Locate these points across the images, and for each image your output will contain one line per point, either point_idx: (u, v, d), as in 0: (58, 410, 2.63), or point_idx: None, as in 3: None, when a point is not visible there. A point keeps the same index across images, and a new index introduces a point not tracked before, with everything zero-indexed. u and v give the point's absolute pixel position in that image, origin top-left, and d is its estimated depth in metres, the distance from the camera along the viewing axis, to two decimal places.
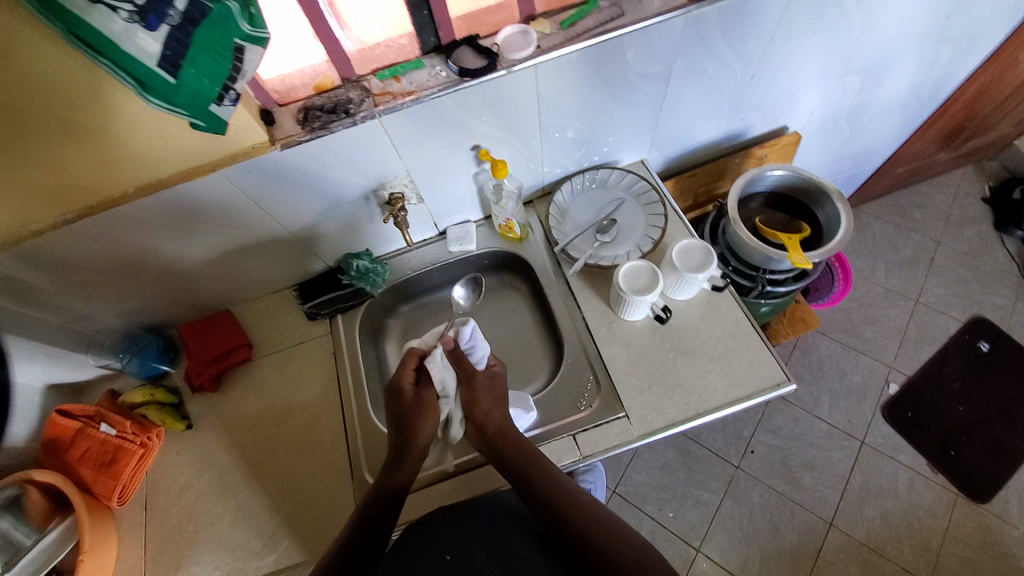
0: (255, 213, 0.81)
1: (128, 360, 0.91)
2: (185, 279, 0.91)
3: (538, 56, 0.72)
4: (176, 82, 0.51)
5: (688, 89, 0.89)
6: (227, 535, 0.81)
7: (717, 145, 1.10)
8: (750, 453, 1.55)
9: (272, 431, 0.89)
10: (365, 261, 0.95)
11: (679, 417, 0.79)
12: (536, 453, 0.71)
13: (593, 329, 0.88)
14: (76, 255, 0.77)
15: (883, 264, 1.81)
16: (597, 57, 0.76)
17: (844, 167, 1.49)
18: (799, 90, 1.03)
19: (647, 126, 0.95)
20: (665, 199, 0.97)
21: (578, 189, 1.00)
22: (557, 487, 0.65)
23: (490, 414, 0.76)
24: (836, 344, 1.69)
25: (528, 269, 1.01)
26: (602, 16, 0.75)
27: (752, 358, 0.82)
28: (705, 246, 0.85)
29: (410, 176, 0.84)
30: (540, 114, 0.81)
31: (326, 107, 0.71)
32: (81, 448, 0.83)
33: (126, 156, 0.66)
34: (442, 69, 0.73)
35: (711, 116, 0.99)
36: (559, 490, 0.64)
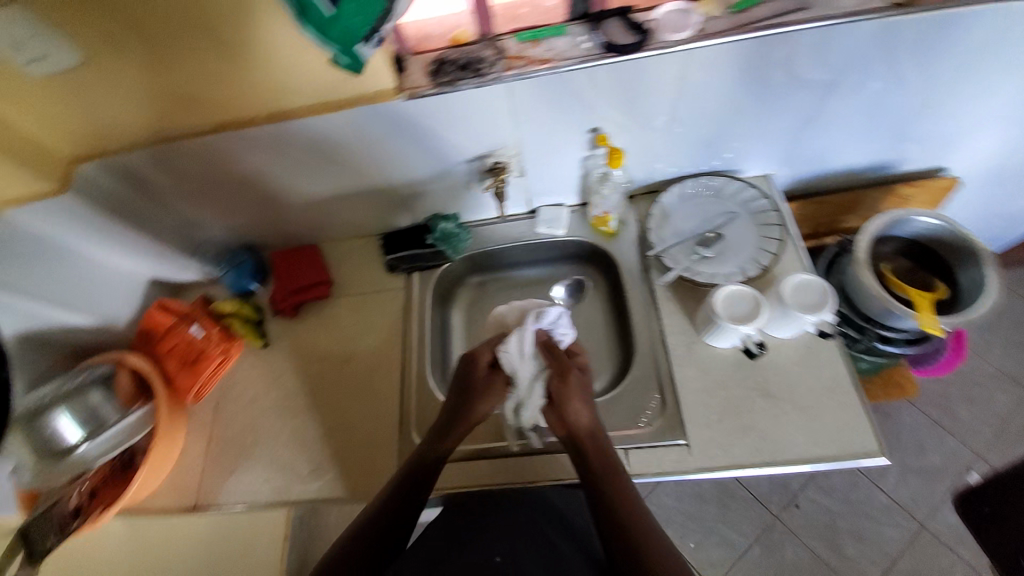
0: (363, 157, 0.81)
1: (225, 273, 0.99)
2: (284, 208, 0.94)
3: (694, 42, 0.65)
4: (332, 15, 0.52)
5: (848, 106, 0.78)
6: (278, 454, 0.86)
7: (857, 175, 0.97)
8: (794, 507, 1.44)
9: (335, 369, 0.92)
10: (451, 225, 0.94)
11: (747, 461, 0.73)
12: (608, 450, 0.68)
13: (672, 345, 0.82)
14: (197, 165, 0.82)
15: (1001, 342, 1.57)
16: (757, 53, 0.68)
17: (992, 227, 1.28)
18: (980, 130, 0.87)
19: (785, 140, 0.85)
20: (785, 224, 0.87)
21: (689, 194, 0.91)
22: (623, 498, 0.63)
23: (576, 416, 0.70)
24: (922, 417, 1.50)
25: (611, 266, 0.95)
26: (778, 8, 0.67)
27: (844, 419, 0.73)
28: (824, 286, 0.75)
29: (519, 149, 0.81)
30: (675, 105, 0.75)
31: (458, 63, 0.68)
32: (169, 344, 0.89)
33: (263, 80, 0.68)
34: (585, 39, 0.67)
35: (863, 141, 0.87)
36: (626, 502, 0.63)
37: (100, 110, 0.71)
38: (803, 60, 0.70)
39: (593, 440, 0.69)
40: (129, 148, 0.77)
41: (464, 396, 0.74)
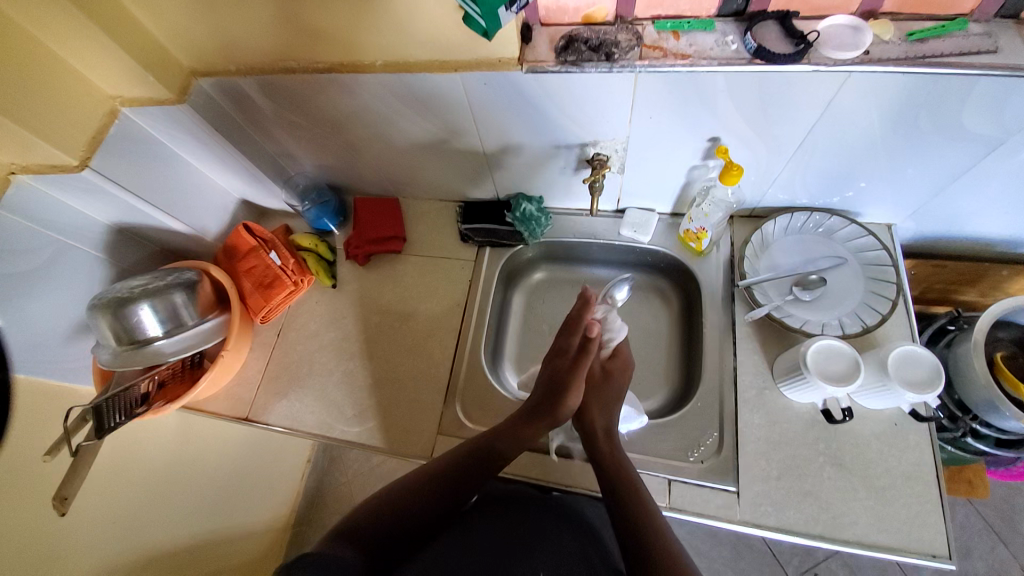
0: (467, 120, 0.79)
1: (308, 208, 1.00)
2: (375, 158, 0.95)
3: (861, 64, 0.57)
4: None
5: (1013, 170, 0.68)
6: (328, 392, 0.90)
7: (992, 246, 0.86)
8: (812, 574, 1.35)
9: (393, 324, 0.94)
10: (532, 208, 0.92)
11: (799, 526, 0.68)
12: (624, 459, 0.70)
13: (739, 384, 0.78)
14: (305, 101, 0.83)
15: None
16: (930, 91, 0.59)
17: None
18: None
19: (924, 191, 0.75)
20: (902, 283, 0.78)
21: (795, 228, 0.85)
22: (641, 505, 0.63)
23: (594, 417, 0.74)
24: (978, 519, 1.37)
25: (692, 286, 0.91)
26: (966, 43, 0.57)
27: (919, 513, 0.67)
28: (936, 363, 0.67)
29: (626, 144, 0.77)
30: (812, 127, 0.67)
31: (590, 43, 0.64)
32: (250, 264, 0.94)
33: (387, 29, 0.67)
34: (733, 41, 0.61)
35: (1017, 210, 0.76)
36: (645, 512, 0.62)
37: (230, 31, 0.72)
38: (975, 109, 0.60)
39: (612, 448, 0.71)
40: (247, 72, 0.79)
41: (550, 396, 0.75)
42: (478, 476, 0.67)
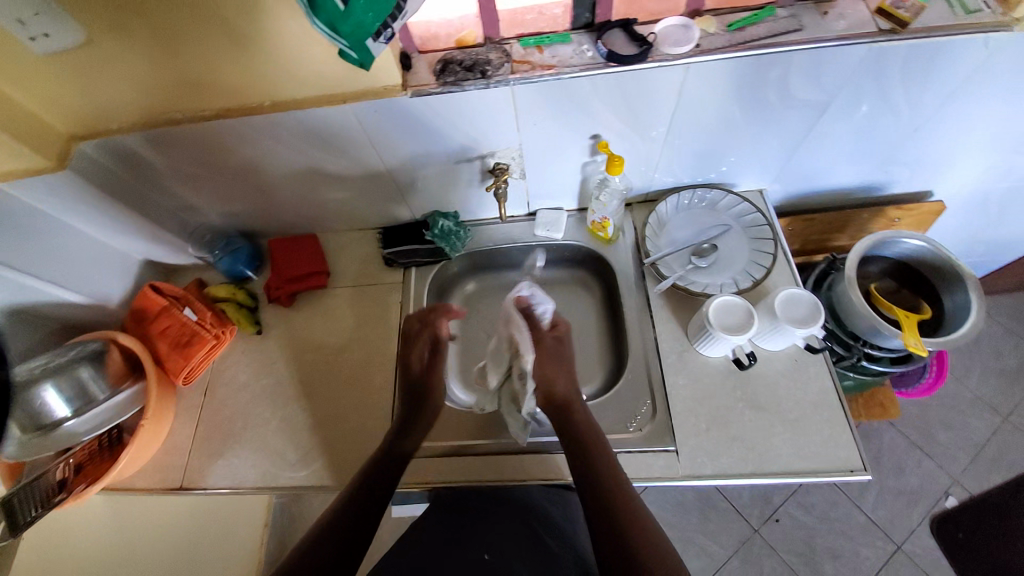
0: (366, 149, 0.82)
1: (219, 257, 0.98)
2: (284, 197, 0.95)
3: (694, 56, 0.67)
4: (345, 8, 0.49)
5: (837, 128, 0.81)
6: (269, 440, 0.87)
7: (848, 195, 0.99)
8: (773, 521, 1.45)
9: (328, 359, 0.93)
10: (449, 223, 0.95)
11: (734, 469, 0.74)
12: (604, 445, 0.70)
13: (662, 352, 0.84)
14: (199, 151, 0.82)
15: (979, 367, 1.61)
16: (755, 72, 0.70)
17: (975, 253, 1.31)
18: (961, 156, 0.90)
19: (778, 156, 0.87)
20: (778, 237, 0.89)
21: (684, 205, 0.94)
22: (624, 504, 0.63)
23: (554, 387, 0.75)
24: (901, 439, 1.53)
25: (608, 272, 0.98)
26: (775, 27, 0.68)
27: (829, 434, 0.75)
28: (813, 300, 0.77)
29: (520, 151, 0.83)
30: (674, 114, 0.76)
31: (465, 64, 0.70)
32: (162, 325, 0.89)
33: (272, 71, 0.70)
34: (589, 48, 0.70)
35: (855, 160, 0.89)
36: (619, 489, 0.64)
37: (104, 90, 0.71)
38: (796, 81, 0.72)
39: (595, 440, 0.70)
40: (131, 129, 0.77)
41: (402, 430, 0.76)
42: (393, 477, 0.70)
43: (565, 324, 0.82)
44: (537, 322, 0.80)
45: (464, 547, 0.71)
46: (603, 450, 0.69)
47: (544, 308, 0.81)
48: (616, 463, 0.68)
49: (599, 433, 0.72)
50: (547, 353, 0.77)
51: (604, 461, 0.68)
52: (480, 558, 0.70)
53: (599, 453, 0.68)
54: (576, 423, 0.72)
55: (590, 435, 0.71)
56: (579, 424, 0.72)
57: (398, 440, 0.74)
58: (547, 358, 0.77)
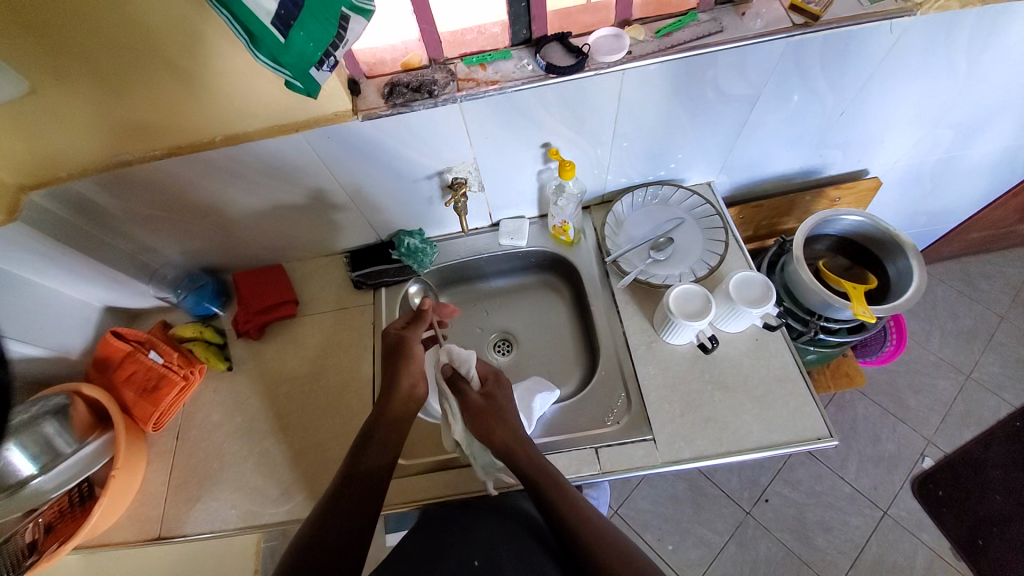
0: (324, 175, 0.83)
1: (184, 296, 0.97)
2: (245, 229, 0.94)
3: (627, 62, 0.71)
4: (285, 42, 0.51)
5: (769, 118, 0.86)
6: (249, 476, 0.85)
7: (790, 180, 1.05)
8: (764, 501, 1.49)
9: (305, 387, 0.93)
10: (416, 241, 0.97)
11: (710, 451, 0.77)
12: (557, 474, 0.70)
13: (631, 346, 0.87)
14: (153, 191, 0.82)
15: (938, 331, 1.70)
16: (685, 73, 0.74)
17: (917, 223, 1.40)
18: (886, 135, 0.97)
19: (720, 149, 0.92)
20: (728, 226, 0.94)
21: (639, 203, 0.98)
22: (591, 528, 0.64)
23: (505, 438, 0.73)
24: (874, 407, 1.60)
25: (574, 274, 1.01)
26: (699, 30, 0.73)
27: (795, 407, 0.79)
28: (765, 281, 0.82)
29: (475, 164, 0.86)
30: (617, 118, 0.80)
31: (411, 85, 0.73)
32: (127, 371, 0.87)
33: (221, 106, 0.71)
34: (529, 62, 0.74)
35: (790, 147, 0.95)
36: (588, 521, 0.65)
37: (50, 138, 0.71)
38: (725, 78, 0.76)
39: (551, 478, 0.68)
40: (82, 176, 0.77)
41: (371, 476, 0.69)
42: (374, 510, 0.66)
43: (493, 373, 0.81)
44: (461, 386, 0.78)
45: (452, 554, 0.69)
46: (557, 483, 0.68)
47: (469, 371, 0.79)
48: (573, 491, 0.68)
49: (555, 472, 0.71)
50: (478, 414, 0.75)
51: (561, 494, 0.67)
52: (469, 565, 0.69)
53: (554, 488, 0.67)
54: (524, 465, 0.70)
55: (541, 472, 0.69)
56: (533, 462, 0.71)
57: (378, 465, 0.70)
58: (483, 418, 0.75)
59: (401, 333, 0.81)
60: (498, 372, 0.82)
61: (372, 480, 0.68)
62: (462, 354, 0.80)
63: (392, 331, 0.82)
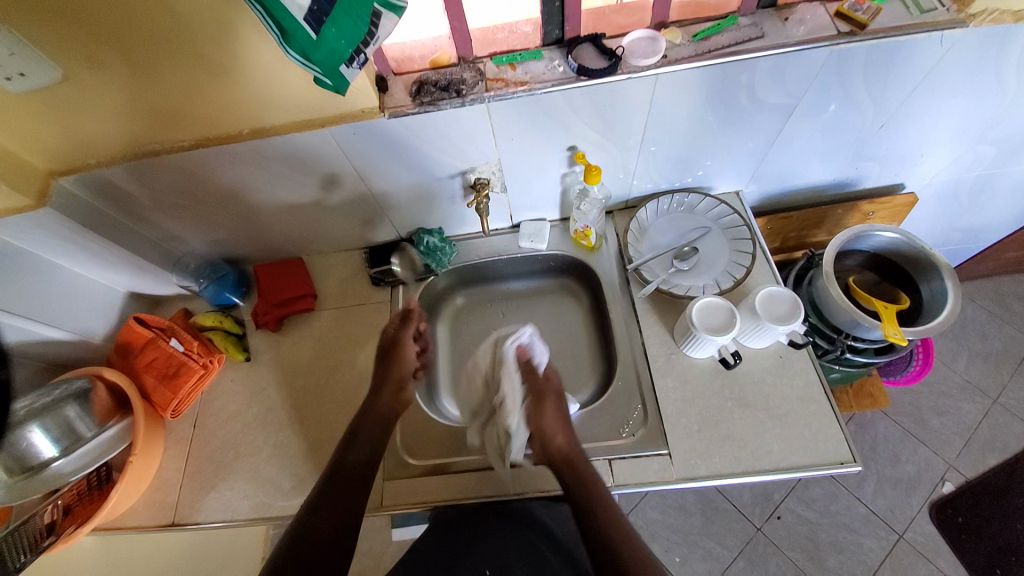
0: (348, 171, 0.83)
1: (205, 286, 0.97)
2: (267, 221, 0.95)
3: (662, 67, 0.69)
4: (316, 38, 0.50)
5: (805, 127, 0.83)
6: (261, 468, 0.86)
7: (823, 191, 1.02)
8: (776, 518, 1.45)
9: (319, 382, 0.93)
10: (435, 239, 0.97)
11: (726, 469, 0.75)
12: (591, 470, 0.69)
13: (650, 357, 0.85)
14: (179, 181, 0.83)
15: (966, 352, 1.64)
16: (722, 78, 0.72)
17: (952, 240, 1.35)
18: (928, 149, 0.93)
19: (752, 158, 0.89)
20: (756, 237, 0.91)
21: (664, 210, 0.96)
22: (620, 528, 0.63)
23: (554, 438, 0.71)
24: (895, 427, 1.55)
25: (593, 280, 0.99)
26: (738, 35, 0.70)
27: (818, 428, 0.77)
28: (793, 297, 0.79)
29: (500, 165, 0.84)
30: (647, 123, 0.78)
31: (439, 84, 0.71)
32: (148, 357, 0.89)
33: (249, 99, 0.71)
34: (560, 64, 0.72)
35: (826, 159, 0.92)
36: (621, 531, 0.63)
37: (82, 127, 0.72)
38: (763, 85, 0.74)
39: (591, 489, 0.67)
40: (112, 164, 0.78)
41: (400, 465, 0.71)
42: None
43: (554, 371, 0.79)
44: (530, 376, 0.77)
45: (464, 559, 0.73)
46: (592, 483, 0.68)
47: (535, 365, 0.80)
48: (606, 492, 0.67)
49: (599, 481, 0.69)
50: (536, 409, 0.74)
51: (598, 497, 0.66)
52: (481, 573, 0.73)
53: (589, 489, 0.67)
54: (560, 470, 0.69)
55: (575, 469, 0.69)
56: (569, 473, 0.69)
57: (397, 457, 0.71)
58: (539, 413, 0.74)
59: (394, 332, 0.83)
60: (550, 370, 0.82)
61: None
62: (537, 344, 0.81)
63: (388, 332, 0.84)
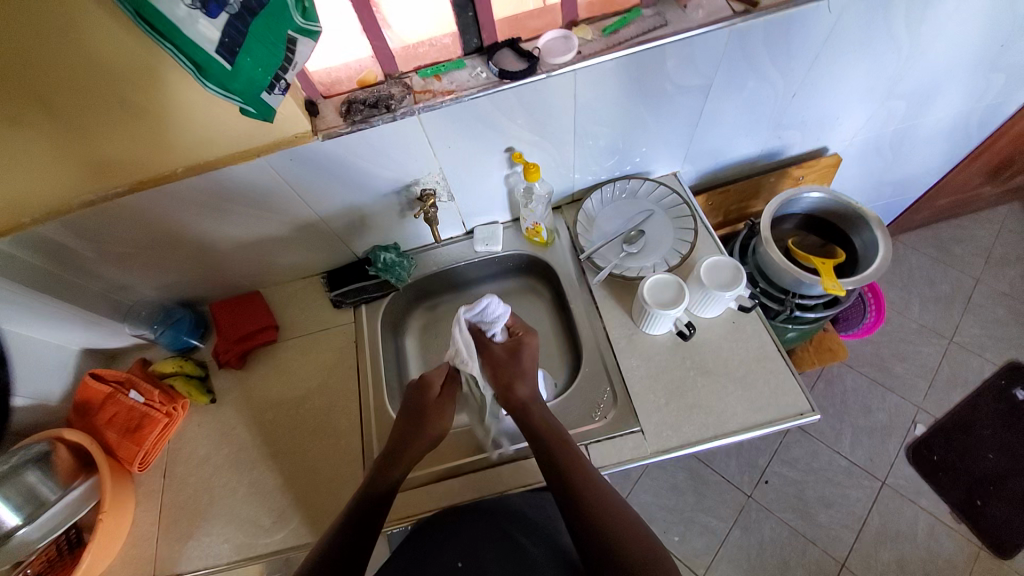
0: (291, 198, 0.84)
1: (161, 331, 0.95)
2: (219, 259, 0.94)
3: (578, 62, 0.73)
4: (232, 69, 0.51)
5: (725, 103, 0.88)
6: (241, 508, 0.84)
7: (754, 163, 1.08)
8: (764, 483, 1.50)
9: (289, 413, 0.92)
10: (392, 255, 0.97)
11: (697, 437, 0.78)
12: (581, 457, 0.70)
13: (612, 339, 0.88)
14: (120, 229, 0.81)
15: (917, 299, 1.73)
16: (637, 66, 0.75)
17: (884, 195, 1.44)
18: (841, 111, 1.00)
19: (681, 139, 0.94)
20: (696, 213, 0.96)
21: (608, 198, 1.00)
22: (610, 511, 0.63)
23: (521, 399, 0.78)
24: (861, 378, 1.62)
25: (551, 274, 1.02)
26: (644, 25, 0.75)
27: (775, 384, 0.80)
28: (733, 264, 0.84)
29: (442, 174, 0.86)
30: (576, 118, 0.82)
31: (368, 101, 0.73)
32: (109, 413, 0.86)
33: (180, 137, 0.71)
34: (483, 70, 0.75)
35: (749, 132, 0.97)
36: (602, 500, 0.64)
37: (7, 187, 0.70)
38: (677, 69, 0.78)
39: (577, 463, 0.68)
40: (45, 220, 0.76)
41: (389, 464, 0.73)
42: (371, 518, 0.66)
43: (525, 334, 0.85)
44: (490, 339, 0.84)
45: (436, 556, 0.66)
46: (583, 470, 0.67)
47: (495, 328, 0.83)
48: (589, 465, 0.69)
49: (581, 455, 0.70)
50: (500, 370, 0.80)
51: (589, 485, 0.66)
52: (452, 566, 0.65)
53: (581, 477, 0.66)
54: (544, 446, 0.71)
55: (569, 459, 0.68)
56: (555, 448, 0.70)
57: (379, 470, 0.72)
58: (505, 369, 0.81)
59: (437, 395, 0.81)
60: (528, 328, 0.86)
61: (368, 492, 0.69)
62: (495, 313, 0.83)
63: (432, 393, 0.80)
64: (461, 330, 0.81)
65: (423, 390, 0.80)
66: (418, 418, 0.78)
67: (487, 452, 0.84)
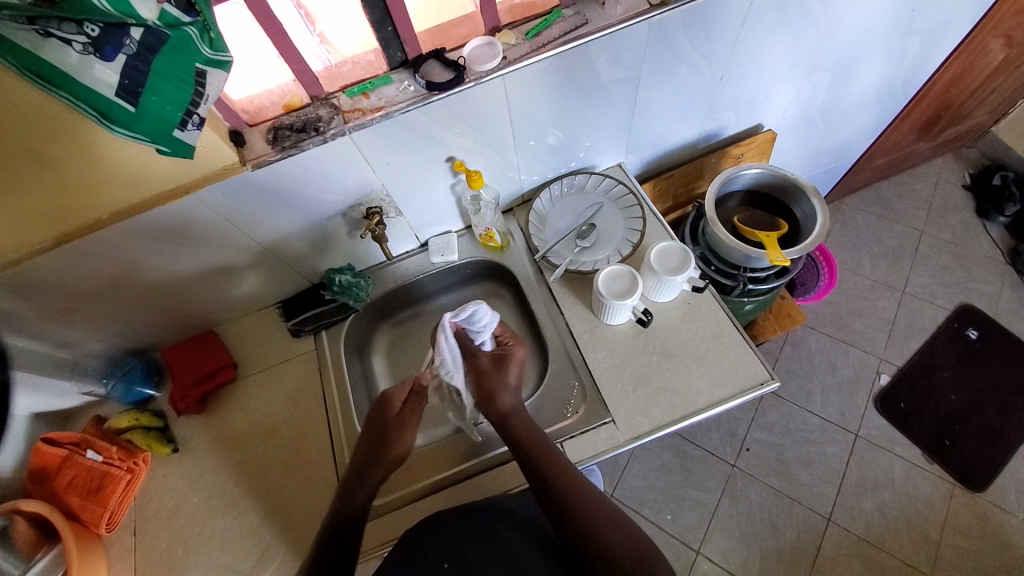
0: (231, 232, 0.81)
1: (112, 386, 0.91)
2: (166, 301, 0.90)
3: (505, 67, 0.73)
4: (137, 110, 0.50)
5: (658, 91, 0.90)
6: (217, 556, 0.81)
7: (695, 145, 1.11)
8: (746, 451, 1.54)
9: (259, 450, 0.89)
10: (347, 276, 0.95)
11: (666, 419, 0.79)
12: (557, 452, 0.71)
13: (576, 334, 0.88)
14: (51, 286, 0.77)
15: (868, 256, 1.81)
16: (565, 65, 0.76)
17: (824, 162, 1.50)
18: (769, 88, 1.03)
19: (621, 130, 0.95)
20: (642, 201, 0.98)
21: (557, 196, 1.01)
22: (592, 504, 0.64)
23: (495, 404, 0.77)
24: (825, 338, 1.69)
25: (510, 277, 1.02)
26: (566, 25, 0.76)
27: (735, 358, 0.83)
28: (682, 248, 0.86)
29: (387, 191, 0.86)
30: (513, 120, 0.82)
31: (295, 126, 0.72)
32: (67, 476, 0.81)
33: (102, 182, 0.67)
34: (410, 83, 0.74)
35: (685, 116, 1.00)
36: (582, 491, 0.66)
37: None
38: (606, 64, 0.79)
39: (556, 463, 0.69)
40: None
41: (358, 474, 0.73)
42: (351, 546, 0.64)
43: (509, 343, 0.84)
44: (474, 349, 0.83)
45: (423, 557, 0.62)
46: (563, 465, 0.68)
47: (482, 337, 0.83)
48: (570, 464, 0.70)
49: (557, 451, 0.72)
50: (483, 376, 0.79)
51: (569, 481, 0.67)
52: (440, 567, 0.61)
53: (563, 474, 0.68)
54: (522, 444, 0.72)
55: (547, 456, 0.70)
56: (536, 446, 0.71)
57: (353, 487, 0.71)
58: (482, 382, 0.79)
59: (399, 414, 0.78)
60: (512, 337, 0.85)
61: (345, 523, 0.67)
62: (484, 324, 0.83)
63: (392, 410, 0.78)
64: (447, 341, 0.80)
65: (386, 406, 0.79)
66: (380, 437, 0.76)
67: (465, 463, 0.84)
